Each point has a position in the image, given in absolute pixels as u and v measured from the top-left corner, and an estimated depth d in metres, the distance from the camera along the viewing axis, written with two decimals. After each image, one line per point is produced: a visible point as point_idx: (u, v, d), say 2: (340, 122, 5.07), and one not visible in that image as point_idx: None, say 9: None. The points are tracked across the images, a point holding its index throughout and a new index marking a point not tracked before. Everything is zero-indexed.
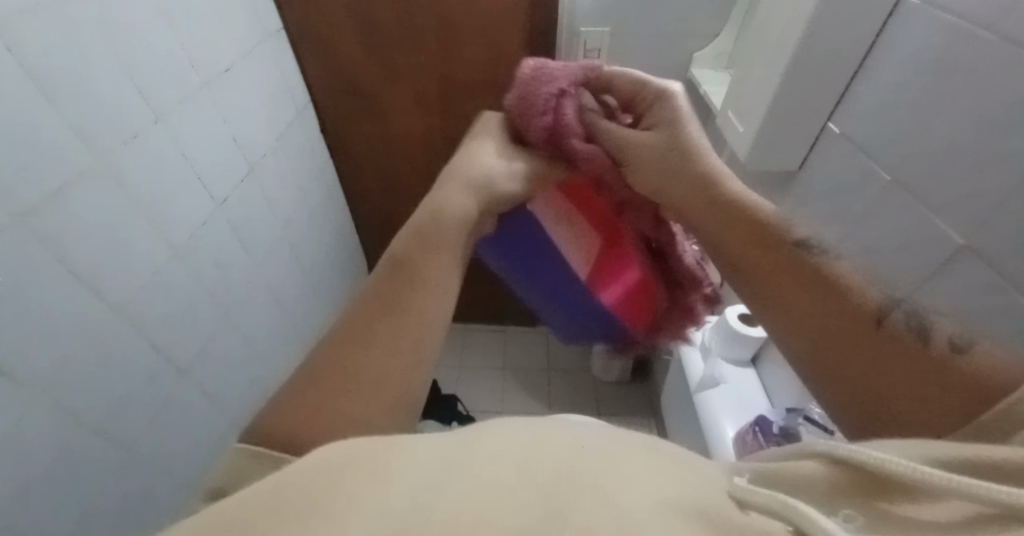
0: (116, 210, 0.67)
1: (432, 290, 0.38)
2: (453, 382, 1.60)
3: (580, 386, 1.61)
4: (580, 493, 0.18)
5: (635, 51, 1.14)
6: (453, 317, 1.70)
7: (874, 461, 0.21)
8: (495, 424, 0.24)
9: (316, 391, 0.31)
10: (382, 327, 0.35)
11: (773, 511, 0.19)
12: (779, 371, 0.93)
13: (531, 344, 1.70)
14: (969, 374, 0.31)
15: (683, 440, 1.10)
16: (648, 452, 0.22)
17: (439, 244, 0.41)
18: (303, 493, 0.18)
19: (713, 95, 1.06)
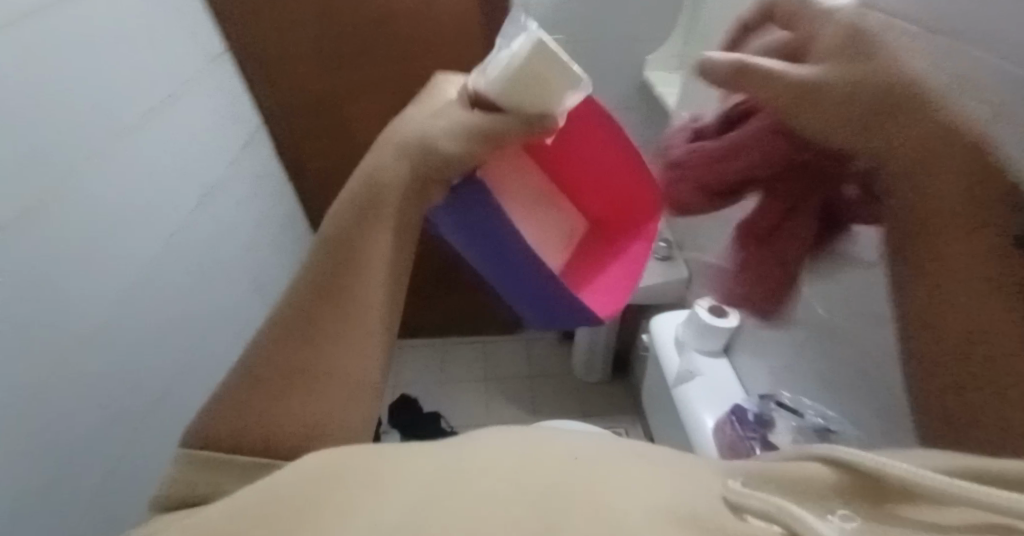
0: (66, 250, 0.64)
1: (369, 273, 0.38)
2: (435, 396, 1.58)
3: (563, 389, 1.61)
4: (574, 501, 0.18)
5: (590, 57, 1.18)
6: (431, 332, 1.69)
7: (871, 464, 0.19)
8: (497, 433, 0.23)
9: (264, 395, 0.33)
10: (326, 321, 0.36)
11: (770, 515, 0.18)
12: (754, 362, 0.95)
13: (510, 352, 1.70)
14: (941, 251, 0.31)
15: (666, 434, 1.11)
16: (650, 466, 0.21)
17: (376, 217, 0.38)
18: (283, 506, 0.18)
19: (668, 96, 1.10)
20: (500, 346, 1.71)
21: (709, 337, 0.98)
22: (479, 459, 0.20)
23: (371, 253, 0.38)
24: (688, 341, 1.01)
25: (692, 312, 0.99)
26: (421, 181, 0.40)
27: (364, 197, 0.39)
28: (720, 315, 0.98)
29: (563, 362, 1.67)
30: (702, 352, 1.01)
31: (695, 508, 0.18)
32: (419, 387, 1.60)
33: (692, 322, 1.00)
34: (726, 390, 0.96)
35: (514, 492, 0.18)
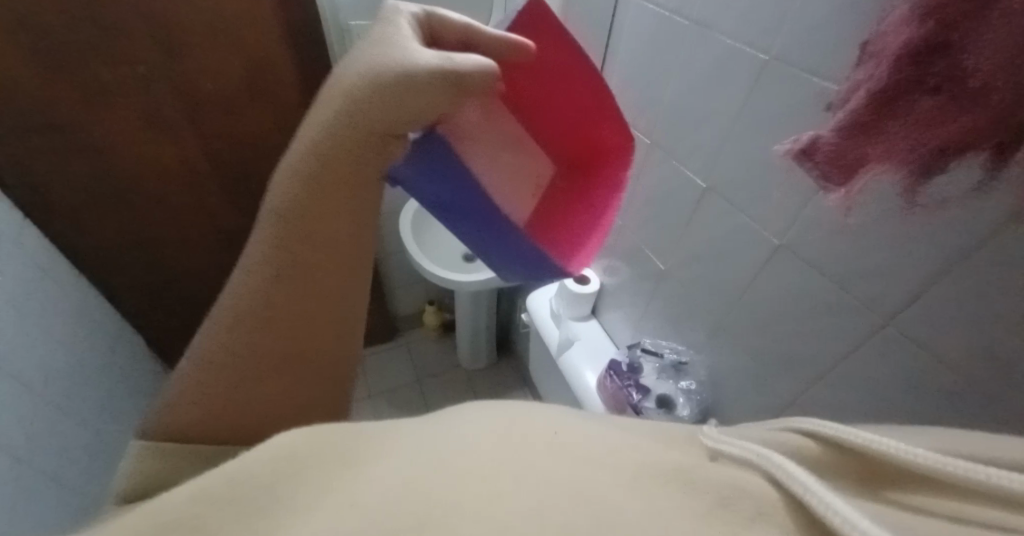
0: None
1: (332, 245, 0.40)
2: None
3: (452, 380, 1.62)
4: (579, 488, 0.19)
5: None
6: None
7: (870, 446, 0.22)
8: (462, 405, 0.25)
9: (222, 391, 0.37)
10: (285, 298, 0.39)
11: (750, 462, 0.21)
12: (616, 315, 1.05)
13: (393, 353, 1.68)
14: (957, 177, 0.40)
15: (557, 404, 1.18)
16: (674, 440, 0.24)
17: (339, 190, 0.40)
18: (255, 493, 0.18)
19: None
20: (382, 349, 1.68)
21: (578, 305, 1.05)
22: (434, 440, 0.21)
23: (329, 230, 0.40)
24: (563, 313, 1.07)
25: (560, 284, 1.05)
26: (377, 139, 0.40)
27: (322, 161, 0.39)
28: (583, 282, 1.05)
29: (449, 354, 1.68)
30: (575, 319, 1.08)
31: (686, 473, 0.20)
32: None
33: (562, 293, 1.06)
34: (600, 350, 1.04)
35: (482, 447, 0.20)
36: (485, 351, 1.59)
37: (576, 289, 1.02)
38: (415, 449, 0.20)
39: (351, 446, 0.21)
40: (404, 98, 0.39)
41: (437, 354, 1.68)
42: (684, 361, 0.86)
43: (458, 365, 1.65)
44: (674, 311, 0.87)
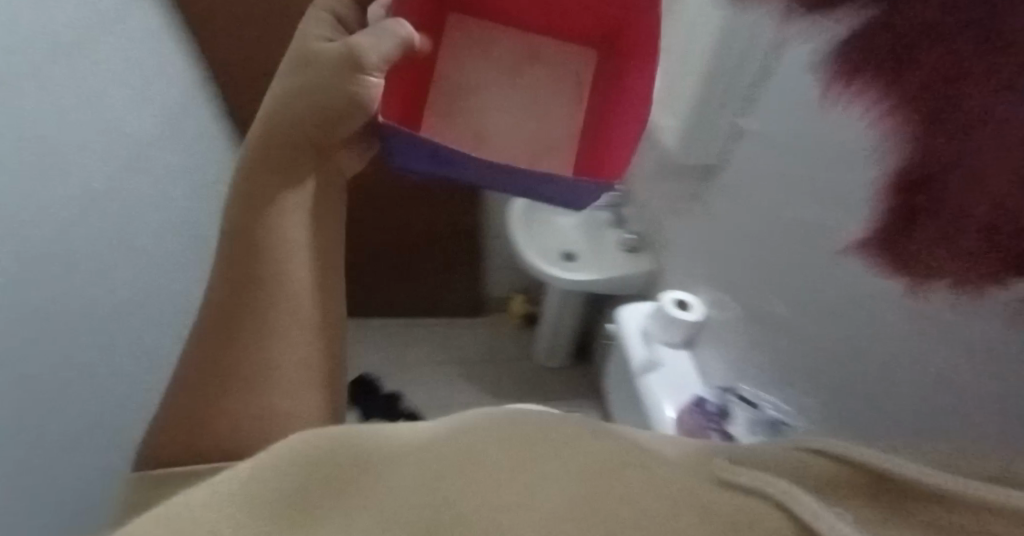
0: None
1: (284, 223, 0.48)
2: (397, 380, 1.55)
3: (522, 377, 1.60)
4: (566, 506, 0.16)
5: None
6: (397, 313, 1.67)
7: (892, 465, 0.18)
8: (523, 412, 0.22)
9: (200, 400, 0.41)
10: (238, 297, 0.45)
11: (758, 490, 0.18)
12: (714, 355, 0.97)
13: (472, 337, 1.67)
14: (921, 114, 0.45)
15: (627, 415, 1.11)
16: (705, 459, 0.20)
17: (268, 179, 0.49)
18: (285, 500, 0.19)
19: None
20: (465, 329, 1.69)
21: (673, 329, 0.99)
22: (413, 467, 0.18)
23: (269, 222, 0.47)
24: (653, 335, 1.02)
25: (662, 306, 0.99)
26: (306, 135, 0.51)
27: (254, 163, 0.50)
28: (686, 309, 0.99)
29: (524, 351, 1.66)
30: (665, 345, 1.01)
31: (698, 494, 0.17)
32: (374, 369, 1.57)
33: (659, 314, 1.00)
34: (683, 385, 0.97)
35: (461, 471, 0.17)
36: (561, 353, 1.56)
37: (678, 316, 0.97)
38: (404, 483, 0.18)
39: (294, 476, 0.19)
40: (320, 79, 0.51)
41: (513, 348, 1.66)
42: (785, 421, 0.76)
43: (531, 363, 1.62)
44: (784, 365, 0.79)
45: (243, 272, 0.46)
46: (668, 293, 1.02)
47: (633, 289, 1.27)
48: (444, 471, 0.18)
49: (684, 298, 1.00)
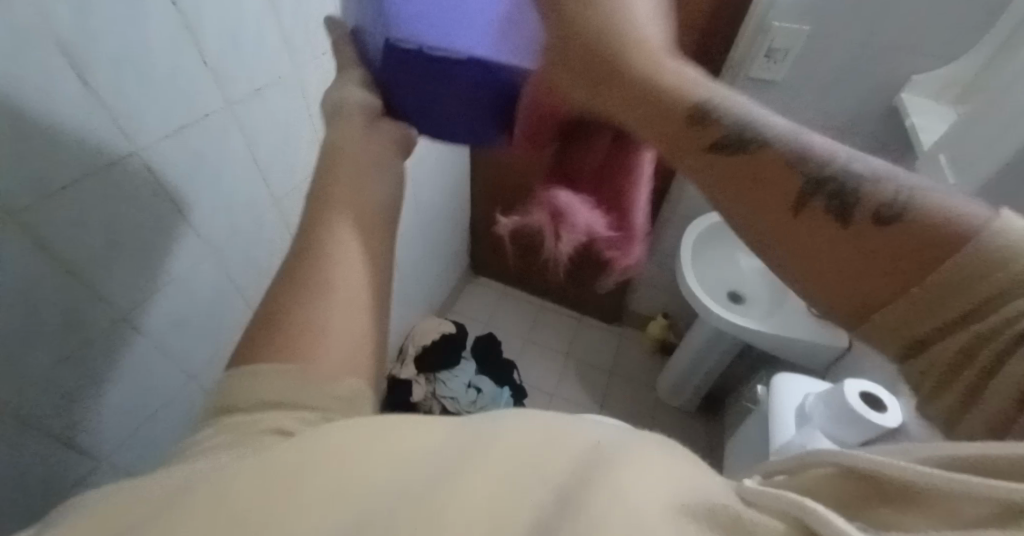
0: (205, 139, 0.56)
1: (356, 194, 0.38)
2: (517, 350, 1.63)
3: (641, 397, 1.57)
4: (594, 484, 0.20)
5: (829, 62, 1.00)
6: (536, 290, 1.72)
7: (876, 464, 0.20)
8: (518, 412, 0.27)
9: (262, 350, 0.32)
10: (313, 258, 0.34)
11: (780, 512, 0.19)
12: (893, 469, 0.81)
13: (601, 338, 1.68)
14: (939, 238, 0.24)
15: (747, 470, 1.06)
16: (685, 458, 0.23)
17: (345, 163, 0.39)
18: (302, 474, 0.21)
19: (923, 132, 0.93)
20: (594, 328, 1.70)
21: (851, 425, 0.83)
22: (497, 471, 0.21)
23: None
24: (815, 419, 0.89)
25: (838, 391, 0.85)
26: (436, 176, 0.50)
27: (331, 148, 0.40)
28: (876, 410, 0.84)
29: (650, 374, 1.62)
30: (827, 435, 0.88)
31: (712, 501, 0.20)
32: (503, 334, 1.65)
33: (831, 400, 0.87)
34: None
35: (538, 497, 0.20)
36: (689, 393, 1.49)
37: (857, 409, 0.81)
38: (487, 489, 0.20)
39: (367, 449, 0.23)
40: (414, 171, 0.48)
41: (640, 366, 1.63)
42: None
43: (653, 389, 1.59)
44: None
45: (313, 221, 0.36)
46: (852, 381, 0.86)
47: (810, 363, 1.13)
48: (526, 488, 0.20)
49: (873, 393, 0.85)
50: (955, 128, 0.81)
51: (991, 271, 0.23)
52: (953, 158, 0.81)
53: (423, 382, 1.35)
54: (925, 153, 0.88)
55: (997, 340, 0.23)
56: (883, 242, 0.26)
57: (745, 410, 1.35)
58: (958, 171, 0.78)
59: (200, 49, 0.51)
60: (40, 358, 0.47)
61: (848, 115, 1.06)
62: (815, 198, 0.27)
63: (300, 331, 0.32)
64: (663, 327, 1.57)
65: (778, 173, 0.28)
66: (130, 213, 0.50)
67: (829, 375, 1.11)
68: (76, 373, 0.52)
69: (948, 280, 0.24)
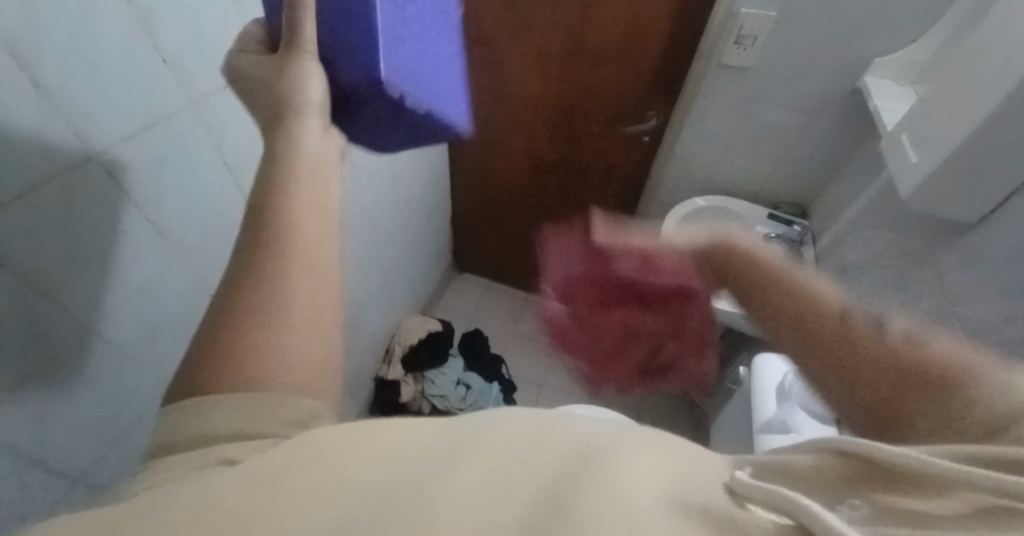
0: (167, 141, 0.54)
1: (317, 197, 0.37)
2: (504, 344, 1.63)
3: None
4: (580, 492, 0.19)
5: (797, 47, 1.01)
6: (521, 283, 1.72)
7: (883, 453, 0.20)
8: (504, 412, 0.26)
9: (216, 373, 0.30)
10: (268, 268, 0.33)
11: (771, 504, 0.19)
12: None
13: None
14: (924, 362, 0.30)
15: (732, 450, 1.08)
16: (674, 453, 0.23)
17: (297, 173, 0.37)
18: (280, 486, 0.21)
19: (884, 113, 0.95)
20: None
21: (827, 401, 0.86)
22: (489, 472, 0.21)
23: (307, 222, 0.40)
24: (794, 395, 0.91)
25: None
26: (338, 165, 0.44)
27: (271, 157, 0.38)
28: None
29: None
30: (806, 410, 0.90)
31: (707, 502, 0.19)
32: (490, 329, 1.66)
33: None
34: None
35: (528, 495, 0.20)
36: None
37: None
38: (478, 489, 0.20)
39: (356, 457, 0.23)
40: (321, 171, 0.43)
41: None
42: None
43: None
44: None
45: (261, 232, 0.34)
46: None
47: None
48: (518, 485, 0.20)
49: None
50: (918, 108, 0.83)
51: (953, 367, 0.28)
52: (915, 137, 0.82)
53: (411, 381, 1.34)
54: (890, 133, 0.90)
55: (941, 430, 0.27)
56: (896, 370, 0.31)
57: (729, 391, 1.38)
58: (920, 152, 0.80)
59: (155, 46, 0.50)
60: (5, 375, 0.46)
61: (817, 99, 1.08)
62: (851, 322, 0.34)
63: (257, 353, 0.31)
64: None
65: (818, 305, 0.35)
66: (92, 219, 0.49)
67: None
68: (43, 394, 0.50)
69: (927, 378, 0.29)
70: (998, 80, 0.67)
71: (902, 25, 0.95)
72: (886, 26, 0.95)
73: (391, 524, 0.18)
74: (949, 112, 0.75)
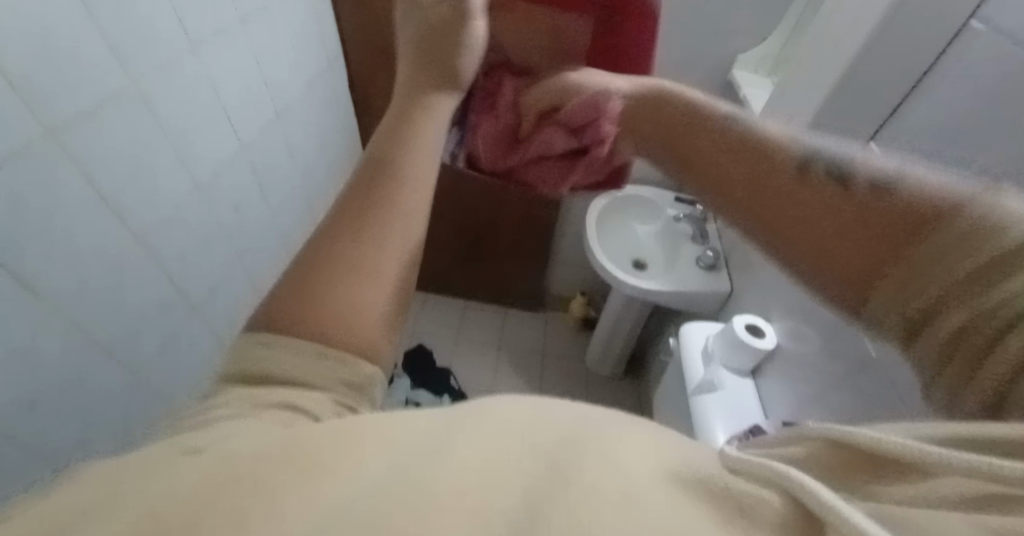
0: (27, 175, 0.52)
1: (399, 230, 0.30)
2: (446, 353, 1.61)
3: (573, 373, 1.61)
4: (569, 480, 0.18)
5: (675, 43, 1.10)
6: (456, 292, 1.72)
7: (864, 435, 0.18)
8: (508, 402, 0.24)
9: (313, 291, 0.28)
10: (346, 270, 0.29)
11: (765, 481, 0.18)
12: (778, 384, 0.91)
13: (529, 327, 1.71)
14: (911, 212, 0.24)
15: (669, 418, 1.13)
16: (657, 432, 0.22)
17: (385, 235, 0.30)
18: (239, 459, 0.19)
19: (752, 99, 1.05)
20: (521, 319, 1.72)
21: (741, 354, 0.93)
22: (491, 449, 0.20)
23: (381, 263, 0.29)
24: (716, 354, 0.97)
25: (728, 326, 0.94)
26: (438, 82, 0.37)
27: (366, 190, 0.31)
28: (756, 335, 0.94)
29: (577, 350, 1.67)
30: (727, 367, 0.96)
31: (702, 475, 0.18)
32: (430, 340, 1.63)
33: (724, 335, 0.96)
34: (745, 411, 0.92)
35: (530, 465, 0.19)
36: (615, 359, 1.55)
37: (746, 339, 0.91)
38: (482, 464, 0.19)
39: (350, 441, 0.21)
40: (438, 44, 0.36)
41: (567, 345, 1.67)
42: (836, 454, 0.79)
43: (584, 363, 1.64)
44: (832, 395, 0.76)
45: (353, 225, 0.30)
46: (740, 314, 0.96)
47: (704, 311, 1.21)
48: (509, 478, 0.19)
49: (757, 322, 0.94)
50: (779, 90, 0.93)
51: (977, 227, 0.20)
52: (777, 114, 0.92)
53: None
54: (759, 110, 1.00)
55: (968, 303, 0.19)
56: (904, 223, 0.24)
57: (663, 365, 1.43)
58: (782, 127, 0.89)
59: (1, 74, 0.48)
60: None
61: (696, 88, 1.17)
62: (801, 173, 0.28)
63: (293, 311, 0.27)
64: (582, 305, 1.63)
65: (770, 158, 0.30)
66: None
67: (721, 318, 1.20)
68: None
69: (935, 256, 0.21)
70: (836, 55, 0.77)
71: (759, 21, 1.06)
72: (748, 20, 1.06)
73: (367, 506, 0.17)
74: (801, 86, 0.85)
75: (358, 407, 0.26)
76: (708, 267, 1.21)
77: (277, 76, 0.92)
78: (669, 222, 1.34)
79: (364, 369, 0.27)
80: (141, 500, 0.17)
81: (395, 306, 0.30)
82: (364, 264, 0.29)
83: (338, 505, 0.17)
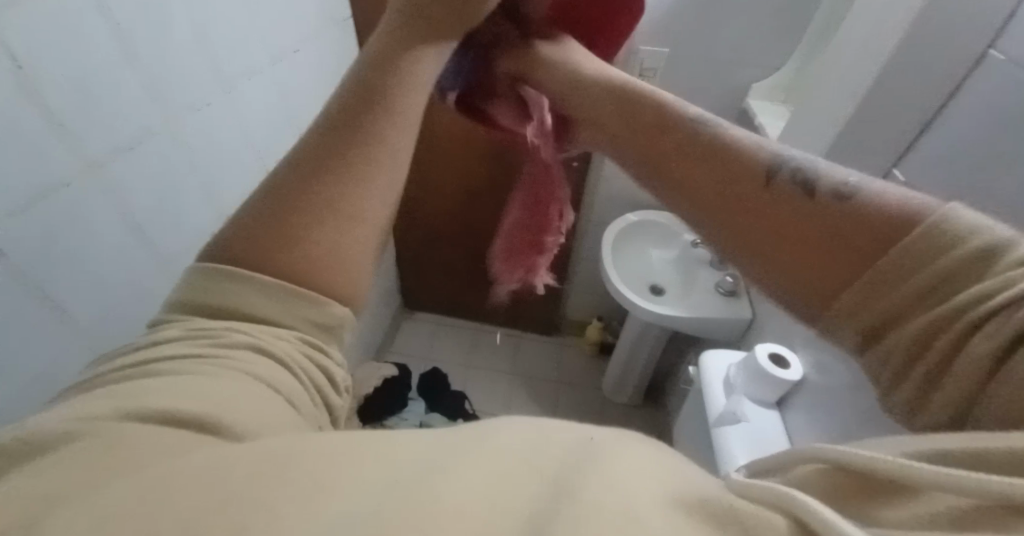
0: (64, 205, 0.54)
1: (384, 166, 0.29)
2: (461, 378, 1.61)
3: (590, 401, 1.59)
4: (567, 493, 0.18)
5: (689, 72, 1.11)
6: (472, 317, 1.72)
7: (862, 457, 0.17)
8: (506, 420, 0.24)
9: (287, 221, 0.27)
10: (325, 196, 0.27)
11: (773, 504, 0.17)
12: (805, 416, 0.88)
13: (545, 353, 1.70)
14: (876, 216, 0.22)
15: (690, 450, 1.10)
16: (658, 452, 0.22)
17: (367, 168, 0.28)
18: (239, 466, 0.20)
19: (768, 127, 1.05)
20: (537, 345, 1.71)
21: (763, 385, 0.91)
22: (488, 467, 0.20)
23: (357, 197, 0.28)
24: (738, 385, 0.95)
25: (750, 356, 0.92)
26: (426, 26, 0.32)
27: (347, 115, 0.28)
28: (780, 366, 0.91)
29: (594, 377, 1.65)
30: (749, 398, 0.94)
31: (704, 496, 0.18)
32: (445, 365, 1.63)
33: (747, 365, 0.94)
34: (770, 444, 0.89)
35: (531, 481, 0.19)
36: (632, 387, 1.53)
37: (768, 368, 0.89)
38: (479, 479, 0.19)
39: (351, 454, 0.21)
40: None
41: (584, 371, 1.66)
42: None
43: (600, 390, 1.61)
44: (859, 430, 0.73)
45: (333, 151, 0.28)
46: (761, 343, 0.94)
47: (724, 338, 1.19)
48: (505, 489, 0.19)
49: (779, 351, 0.92)
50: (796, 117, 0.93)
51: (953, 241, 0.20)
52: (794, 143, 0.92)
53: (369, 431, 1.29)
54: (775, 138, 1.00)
55: (926, 312, 0.20)
56: (862, 228, 0.23)
57: (683, 394, 1.40)
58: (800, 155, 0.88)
59: (46, 111, 0.51)
60: None
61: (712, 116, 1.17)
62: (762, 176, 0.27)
63: (263, 247, 0.27)
64: (599, 330, 1.61)
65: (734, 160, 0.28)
66: None
67: (742, 346, 1.18)
68: None
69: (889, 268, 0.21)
70: (851, 85, 0.77)
71: (773, 51, 1.07)
72: (762, 50, 1.07)
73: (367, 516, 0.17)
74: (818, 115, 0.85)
75: (323, 346, 0.29)
76: (727, 293, 1.20)
77: (302, 105, 0.95)
78: (686, 247, 1.33)
79: (335, 311, 0.28)
80: (119, 475, 0.19)
81: (371, 249, 0.29)
82: (344, 197, 0.28)
83: (346, 515, 0.18)
